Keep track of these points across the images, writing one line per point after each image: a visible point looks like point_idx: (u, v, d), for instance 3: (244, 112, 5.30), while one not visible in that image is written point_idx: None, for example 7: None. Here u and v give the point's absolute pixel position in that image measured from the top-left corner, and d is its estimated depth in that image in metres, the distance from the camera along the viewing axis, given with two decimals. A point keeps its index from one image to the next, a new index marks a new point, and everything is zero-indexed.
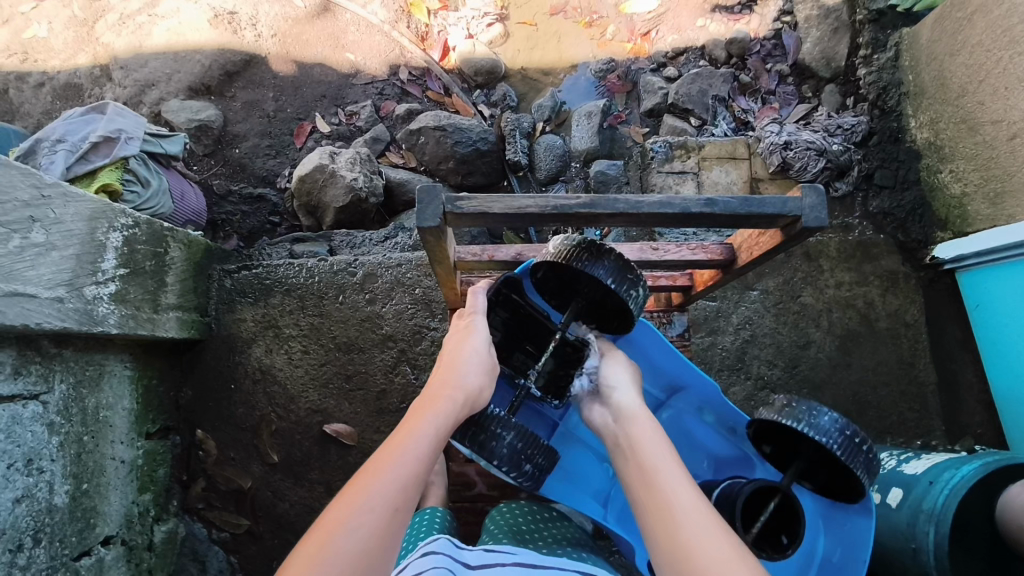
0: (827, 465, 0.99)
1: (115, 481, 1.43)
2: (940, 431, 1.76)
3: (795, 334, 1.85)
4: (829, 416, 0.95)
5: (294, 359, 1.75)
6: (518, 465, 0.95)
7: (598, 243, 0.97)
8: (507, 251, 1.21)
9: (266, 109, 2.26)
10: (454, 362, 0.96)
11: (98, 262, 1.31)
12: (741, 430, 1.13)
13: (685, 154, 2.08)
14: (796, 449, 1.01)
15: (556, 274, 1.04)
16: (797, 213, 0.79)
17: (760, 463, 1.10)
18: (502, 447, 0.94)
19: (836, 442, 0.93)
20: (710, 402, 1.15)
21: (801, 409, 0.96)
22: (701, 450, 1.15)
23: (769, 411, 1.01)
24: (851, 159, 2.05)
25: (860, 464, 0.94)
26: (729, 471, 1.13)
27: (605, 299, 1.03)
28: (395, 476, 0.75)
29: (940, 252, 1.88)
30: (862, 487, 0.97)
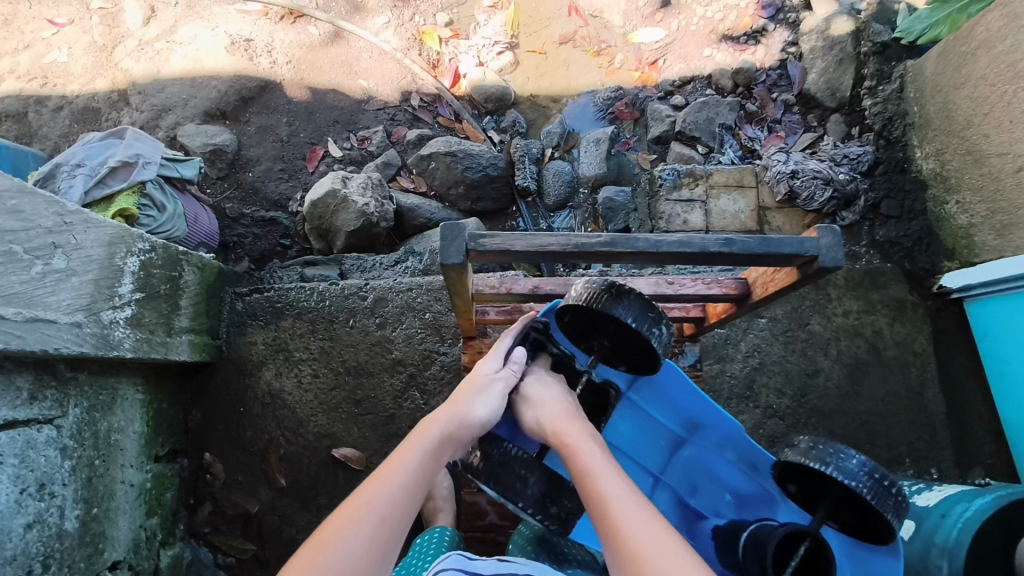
0: (856, 508, 0.96)
1: (124, 505, 1.43)
2: (951, 463, 1.75)
3: (804, 363, 1.85)
4: (857, 459, 0.94)
5: (303, 383, 1.76)
6: (545, 507, 0.93)
7: (620, 286, 0.97)
8: (524, 284, 1.22)
9: (280, 134, 2.29)
10: (470, 386, 0.98)
11: (115, 286, 1.32)
12: (762, 467, 1.10)
13: (693, 181, 2.11)
14: (823, 491, 0.99)
15: (581, 317, 1.03)
16: (814, 253, 0.78)
17: (783, 502, 1.08)
18: (521, 480, 0.93)
19: (864, 485, 0.91)
20: (731, 440, 1.12)
21: (824, 451, 0.95)
22: (722, 487, 1.14)
23: (795, 453, 0.99)
24: (857, 189, 2.07)
25: (892, 508, 0.92)
26: (752, 510, 1.11)
27: (629, 341, 1.01)
28: (393, 487, 0.79)
29: (947, 281, 1.88)
30: (891, 531, 0.95)
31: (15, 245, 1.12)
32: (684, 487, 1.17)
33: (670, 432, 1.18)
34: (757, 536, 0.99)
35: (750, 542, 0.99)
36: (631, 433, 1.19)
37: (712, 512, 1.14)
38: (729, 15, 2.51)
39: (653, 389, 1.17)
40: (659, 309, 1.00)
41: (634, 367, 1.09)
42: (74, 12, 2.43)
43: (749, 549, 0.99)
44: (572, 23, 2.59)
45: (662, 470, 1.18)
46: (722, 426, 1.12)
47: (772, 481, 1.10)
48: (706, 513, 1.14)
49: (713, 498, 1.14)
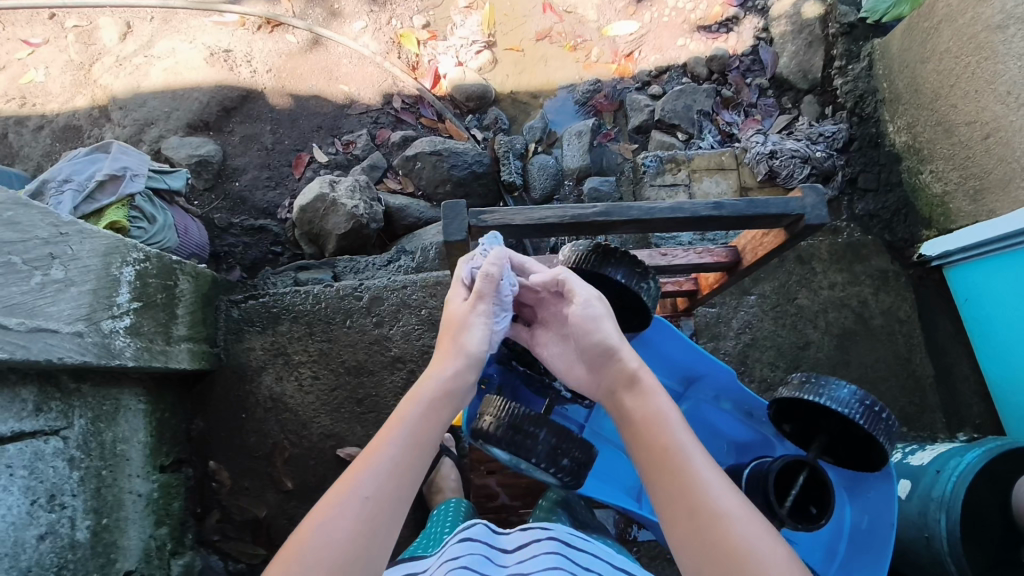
0: (849, 435, 0.95)
1: (132, 515, 1.43)
2: (941, 424, 1.81)
3: (794, 336, 1.90)
4: (848, 388, 0.91)
5: (304, 386, 1.77)
6: (556, 460, 0.94)
7: (605, 245, 0.99)
8: (525, 264, 1.26)
9: (265, 142, 2.29)
10: (448, 336, 0.97)
11: (113, 296, 1.33)
12: (757, 413, 1.09)
13: (675, 167, 2.14)
14: (817, 423, 0.98)
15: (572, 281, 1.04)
16: (800, 213, 0.80)
17: (779, 443, 1.08)
18: (538, 447, 0.93)
19: (858, 413, 0.89)
20: (725, 390, 1.10)
21: (816, 382, 0.93)
22: (720, 437, 1.11)
23: (789, 389, 0.96)
24: (834, 165, 2.13)
25: (883, 432, 0.90)
26: (752, 456, 1.09)
27: (619, 299, 1.02)
28: (380, 464, 0.79)
29: (927, 249, 1.94)
30: (886, 456, 0.94)
31: (13, 256, 1.13)
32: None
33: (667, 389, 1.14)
34: (756, 471, 0.96)
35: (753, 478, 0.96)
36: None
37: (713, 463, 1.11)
38: (700, 4, 2.56)
39: (648, 350, 1.12)
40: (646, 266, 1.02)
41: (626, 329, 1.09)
42: (49, 31, 2.42)
43: (752, 484, 0.95)
44: (547, 19, 2.62)
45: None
46: (717, 377, 1.09)
47: (768, 424, 1.09)
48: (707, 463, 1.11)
49: (714, 448, 1.11)
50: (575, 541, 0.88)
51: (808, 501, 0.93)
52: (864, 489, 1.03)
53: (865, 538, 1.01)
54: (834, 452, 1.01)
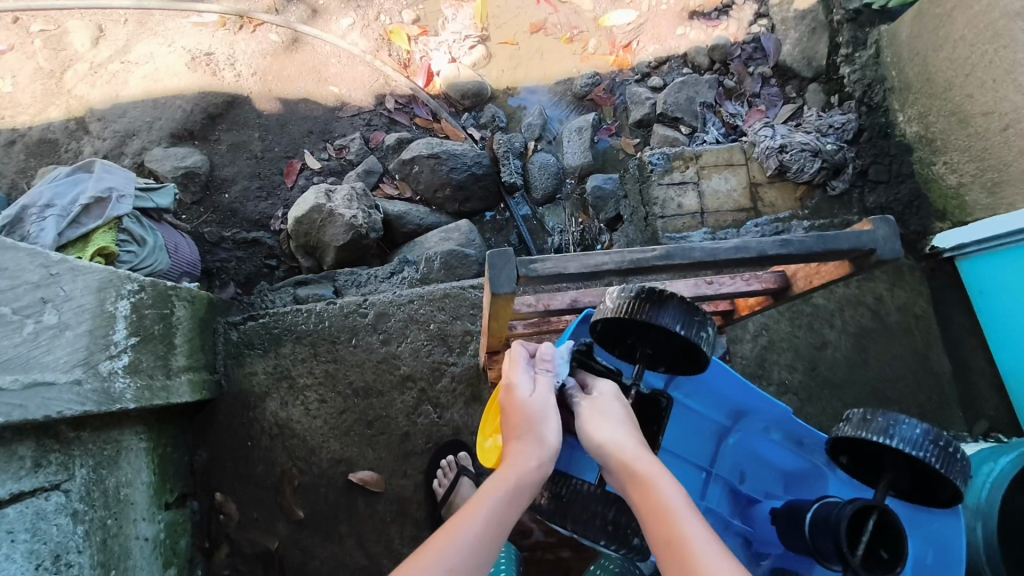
0: (918, 475, 0.88)
1: (141, 561, 1.36)
2: (959, 419, 1.80)
3: (811, 336, 1.86)
4: (916, 425, 0.85)
5: (311, 410, 1.70)
6: (626, 539, 0.84)
7: (658, 288, 0.83)
8: (563, 298, 1.13)
9: (253, 150, 2.18)
10: (525, 402, 0.90)
11: (110, 334, 1.24)
12: (808, 442, 1.05)
13: (684, 164, 2.06)
14: (880, 461, 0.91)
15: (618, 327, 0.88)
16: (871, 246, 0.76)
17: (832, 474, 1.04)
18: (598, 519, 0.84)
19: (933, 455, 0.83)
20: (777, 423, 1.06)
21: (881, 420, 0.88)
22: (768, 467, 1.09)
23: (850, 426, 0.91)
24: (845, 157, 2.07)
25: (958, 472, 0.85)
26: (803, 487, 1.07)
27: (670, 344, 0.87)
28: (466, 540, 0.75)
29: (940, 241, 1.90)
30: (956, 493, 0.87)
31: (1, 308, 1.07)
32: (733, 474, 1.10)
33: (713, 423, 1.11)
34: (822, 513, 0.89)
35: (818, 521, 0.89)
36: (671, 430, 1.10)
37: (764, 495, 1.08)
38: None
39: (693, 385, 1.08)
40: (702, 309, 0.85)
41: (677, 369, 0.94)
42: (14, 37, 2.27)
43: (817, 528, 0.89)
44: (541, 11, 2.53)
45: (712, 462, 1.11)
46: (768, 412, 1.04)
47: (819, 453, 1.05)
48: (757, 496, 1.09)
49: (763, 481, 1.09)
50: None
51: (876, 542, 0.85)
52: (928, 522, 1.03)
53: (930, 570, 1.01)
54: (899, 487, 0.93)
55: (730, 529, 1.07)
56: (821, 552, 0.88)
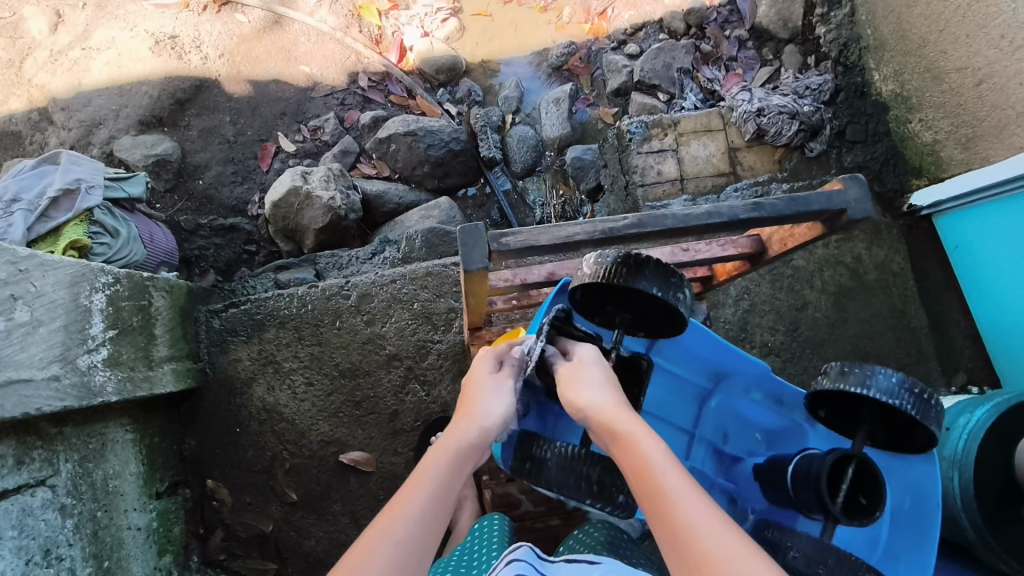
0: (892, 423, 0.90)
1: (135, 550, 1.37)
2: (937, 373, 1.83)
3: (792, 298, 1.88)
4: (892, 374, 0.85)
5: (298, 393, 1.70)
6: (610, 499, 0.85)
7: (634, 253, 0.80)
8: (538, 272, 1.13)
9: (225, 135, 2.14)
10: (476, 388, 0.91)
11: (86, 328, 1.24)
12: (789, 400, 1.06)
13: (662, 132, 2.05)
14: (858, 413, 0.91)
15: (593, 293, 0.86)
16: (842, 207, 0.75)
17: (812, 430, 1.05)
18: (582, 484, 0.85)
19: (908, 403, 0.84)
20: (757, 381, 1.07)
21: (858, 372, 0.87)
22: (750, 426, 1.10)
23: (827, 379, 0.91)
24: (822, 119, 2.06)
25: (935, 418, 0.85)
26: (785, 444, 1.07)
27: (648, 308, 0.85)
28: (415, 510, 0.75)
29: (917, 200, 1.92)
30: (928, 439, 0.89)
31: None
32: (716, 435, 1.10)
33: (695, 386, 1.11)
34: (803, 465, 0.90)
35: (799, 473, 0.90)
36: (654, 396, 1.10)
37: (747, 453, 1.09)
38: None
39: (672, 348, 1.09)
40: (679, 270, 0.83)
41: (657, 333, 0.93)
42: None
43: (799, 481, 0.89)
44: None
45: (695, 425, 1.11)
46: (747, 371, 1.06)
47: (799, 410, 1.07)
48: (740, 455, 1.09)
49: (746, 440, 1.10)
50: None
51: (854, 490, 0.86)
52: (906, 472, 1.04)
53: (907, 517, 1.02)
54: (876, 438, 0.94)
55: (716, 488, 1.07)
56: (803, 504, 0.89)
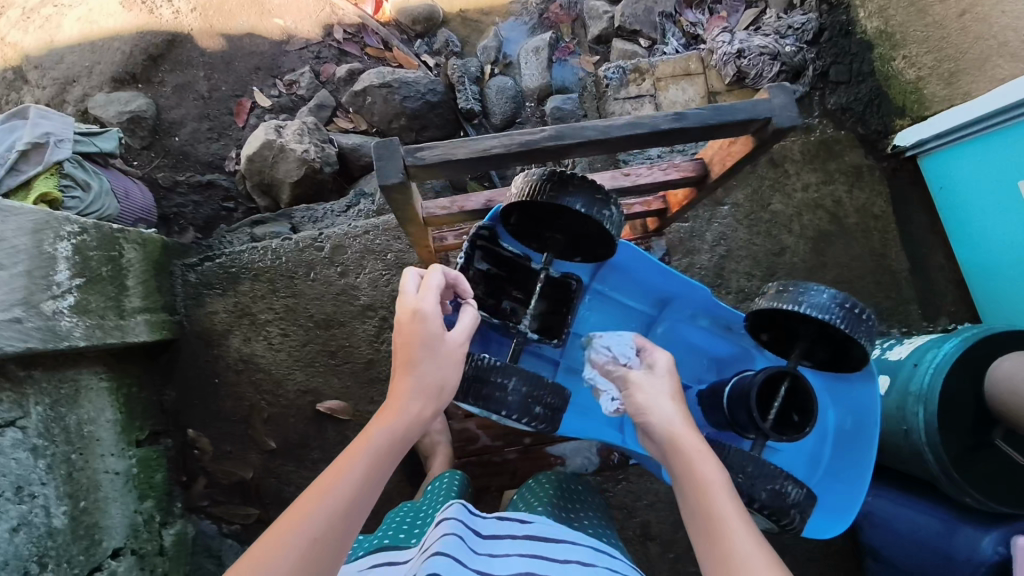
0: (829, 340, 0.91)
1: (112, 494, 1.43)
2: (916, 315, 1.81)
3: (769, 243, 1.86)
4: (827, 292, 0.86)
5: (274, 343, 1.74)
6: (528, 410, 0.96)
7: (558, 171, 0.85)
8: (477, 199, 1.11)
9: (200, 90, 2.12)
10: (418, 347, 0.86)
11: (51, 275, 1.26)
12: (736, 327, 1.12)
13: (639, 77, 2.03)
14: (795, 331, 0.93)
15: (524, 215, 0.95)
16: (768, 114, 0.77)
17: (758, 354, 1.11)
18: (518, 397, 0.95)
19: (838, 317, 0.85)
20: (702, 307, 1.13)
21: (793, 291, 0.88)
22: (700, 354, 1.16)
23: (766, 299, 0.92)
24: (805, 59, 2.00)
25: (865, 332, 0.86)
26: (731, 369, 1.14)
27: (583, 229, 0.94)
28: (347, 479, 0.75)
29: (900, 140, 1.86)
30: (864, 354, 0.91)
31: None
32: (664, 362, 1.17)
33: (642, 314, 1.18)
34: (738, 386, 0.91)
35: (736, 394, 0.91)
36: (602, 323, 1.16)
37: (695, 380, 1.15)
38: None
39: (616, 276, 1.15)
40: (606, 190, 0.89)
41: (590, 256, 1.06)
42: None
43: (735, 399, 0.91)
44: None
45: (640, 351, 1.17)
46: (691, 295, 1.12)
47: (747, 337, 1.13)
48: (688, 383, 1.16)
49: (694, 366, 1.16)
50: (550, 534, 0.96)
51: (789, 409, 0.88)
52: (849, 394, 1.12)
53: (849, 433, 1.14)
54: (815, 357, 0.97)
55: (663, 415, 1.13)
56: (737, 422, 0.91)
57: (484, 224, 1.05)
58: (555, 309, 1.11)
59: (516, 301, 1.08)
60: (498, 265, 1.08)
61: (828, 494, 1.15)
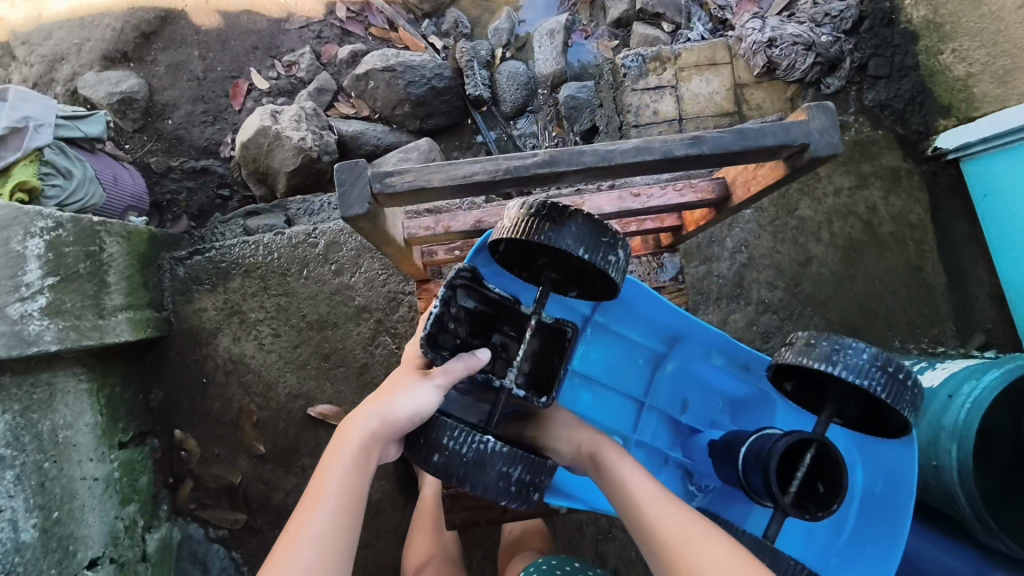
0: (861, 398, 0.95)
1: (90, 501, 1.37)
2: (952, 334, 1.68)
3: (795, 251, 1.73)
4: (866, 352, 0.90)
5: (265, 344, 1.66)
6: (526, 496, 0.93)
7: (558, 207, 0.87)
8: (464, 220, 1.12)
9: (194, 71, 2.02)
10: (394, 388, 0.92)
11: (18, 275, 1.19)
12: (752, 368, 1.18)
13: (660, 67, 1.86)
14: (825, 387, 0.97)
15: (516, 246, 0.95)
16: (805, 139, 0.78)
17: (777, 402, 1.18)
18: (500, 481, 0.90)
19: (878, 382, 0.89)
20: (714, 350, 1.20)
21: (824, 347, 0.93)
22: (715, 395, 1.25)
23: (794, 353, 0.96)
24: (842, 50, 1.83)
25: (906, 399, 0.90)
26: (746, 412, 1.22)
27: (578, 265, 0.94)
28: (326, 507, 0.80)
29: (942, 142, 1.71)
30: (903, 424, 0.95)
31: None
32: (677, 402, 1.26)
33: (656, 353, 1.25)
34: (759, 449, 0.97)
35: (756, 456, 0.97)
36: (618, 362, 1.25)
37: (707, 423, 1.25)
38: None
39: (635, 321, 1.22)
40: (614, 231, 0.90)
41: (585, 292, 1.04)
42: None
43: (754, 462, 0.97)
44: None
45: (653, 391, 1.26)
46: (701, 339, 1.19)
47: (764, 380, 1.18)
48: (700, 426, 1.25)
49: (706, 408, 1.25)
50: None
51: (815, 478, 0.94)
52: (878, 457, 1.15)
53: (877, 497, 1.15)
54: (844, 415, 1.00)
55: (673, 459, 1.25)
56: (755, 487, 0.97)
57: (466, 267, 1.01)
58: (547, 353, 1.04)
59: (508, 337, 1.05)
60: (484, 303, 1.05)
61: (855, 559, 1.15)
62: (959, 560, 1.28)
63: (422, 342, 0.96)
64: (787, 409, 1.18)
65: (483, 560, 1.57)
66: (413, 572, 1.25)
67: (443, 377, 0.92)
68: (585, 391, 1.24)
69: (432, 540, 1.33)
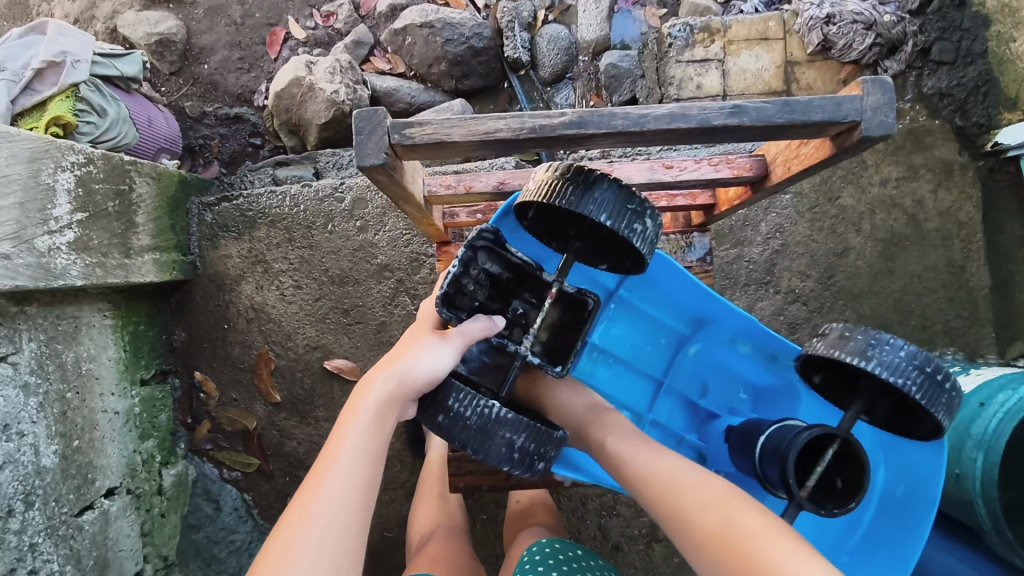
0: (891, 396, 0.92)
1: (110, 433, 1.41)
2: (990, 339, 1.61)
3: (832, 242, 1.66)
4: (903, 351, 0.88)
5: (286, 295, 1.67)
6: (530, 466, 0.93)
7: (584, 174, 0.84)
8: (487, 180, 1.11)
9: (232, 16, 2.00)
10: (410, 349, 0.93)
11: (47, 208, 1.20)
12: (780, 357, 1.14)
13: (707, 38, 1.77)
14: (856, 383, 0.94)
15: (546, 212, 0.94)
16: (856, 118, 0.73)
17: (804, 397, 1.15)
18: (504, 449, 0.91)
19: (915, 383, 0.86)
20: (740, 334, 1.16)
21: (858, 339, 0.90)
22: (740, 380, 1.21)
23: (824, 344, 0.94)
24: (905, 32, 1.71)
25: (941, 406, 0.87)
26: (771, 401, 1.19)
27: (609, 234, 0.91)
28: (346, 462, 0.81)
29: (1004, 137, 1.60)
30: (936, 427, 0.91)
31: None
32: (699, 385, 1.24)
33: (677, 332, 1.21)
34: (778, 441, 0.95)
35: (773, 448, 0.95)
36: (638, 340, 1.23)
37: (724, 409, 1.22)
38: None
39: (656, 295, 1.18)
40: (643, 200, 0.87)
41: (615, 267, 1.00)
42: None
43: (771, 454, 0.95)
44: None
45: (672, 373, 1.24)
46: (725, 321, 1.14)
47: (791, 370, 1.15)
48: (717, 412, 1.22)
49: (730, 394, 1.22)
50: None
51: (835, 473, 0.92)
52: (904, 460, 1.12)
53: (899, 502, 1.12)
54: (876, 413, 0.97)
55: (687, 440, 1.23)
56: (770, 479, 0.95)
57: (488, 229, 0.98)
58: (567, 325, 1.02)
59: (529, 304, 1.03)
60: (506, 270, 1.02)
61: (867, 563, 1.13)
62: (973, 569, 1.24)
63: (439, 303, 0.96)
64: (812, 401, 1.15)
65: (485, 524, 1.58)
66: (420, 539, 1.30)
67: (461, 340, 0.93)
68: (599, 366, 1.23)
69: (439, 506, 1.37)
